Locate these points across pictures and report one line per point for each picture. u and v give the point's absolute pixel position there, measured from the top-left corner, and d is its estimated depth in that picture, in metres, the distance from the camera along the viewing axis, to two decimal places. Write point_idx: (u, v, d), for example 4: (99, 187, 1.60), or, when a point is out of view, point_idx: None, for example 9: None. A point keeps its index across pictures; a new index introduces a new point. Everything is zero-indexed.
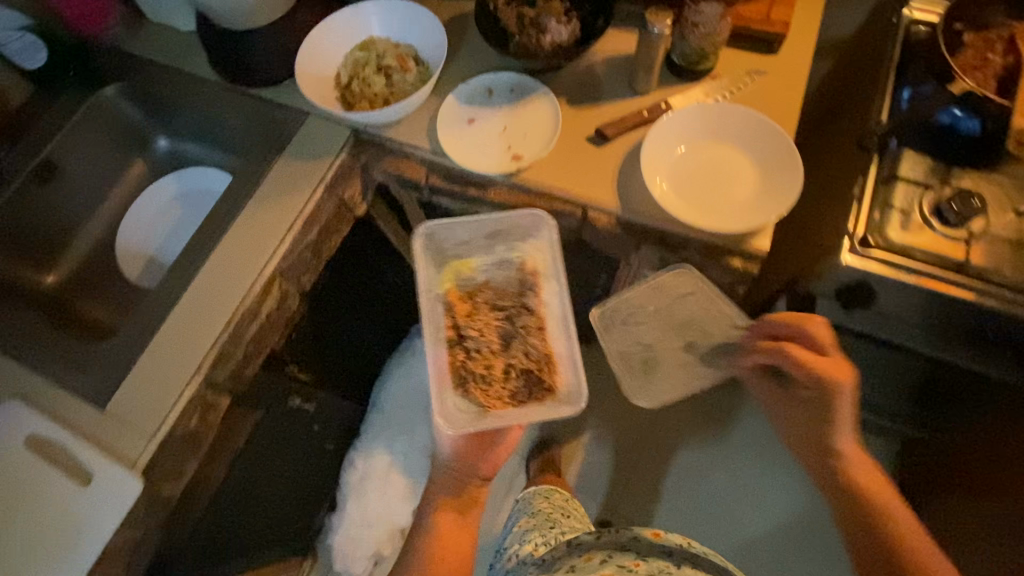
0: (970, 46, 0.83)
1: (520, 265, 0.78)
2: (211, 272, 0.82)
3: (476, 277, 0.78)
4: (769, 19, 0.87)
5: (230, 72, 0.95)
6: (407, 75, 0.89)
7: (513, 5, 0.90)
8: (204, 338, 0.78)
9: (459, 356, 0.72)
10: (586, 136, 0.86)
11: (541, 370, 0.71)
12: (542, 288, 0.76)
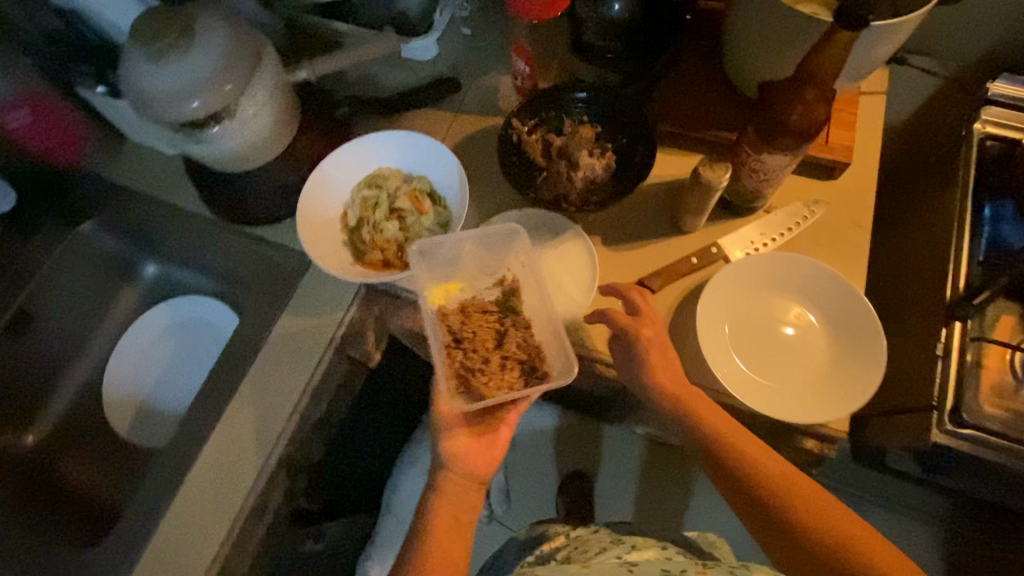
0: None
1: (503, 280, 0.74)
2: (210, 464, 0.73)
3: (465, 296, 0.74)
4: (828, 145, 0.78)
5: (222, 211, 0.84)
6: (423, 218, 0.79)
7: (537, 134, 0.80)
8: (205, 547, 0.69)
9: (456, 364, 0.68)
10: (626, 285, 0.76)
11: (534, 360, 0.69)
12: (523, 292, 0.73)
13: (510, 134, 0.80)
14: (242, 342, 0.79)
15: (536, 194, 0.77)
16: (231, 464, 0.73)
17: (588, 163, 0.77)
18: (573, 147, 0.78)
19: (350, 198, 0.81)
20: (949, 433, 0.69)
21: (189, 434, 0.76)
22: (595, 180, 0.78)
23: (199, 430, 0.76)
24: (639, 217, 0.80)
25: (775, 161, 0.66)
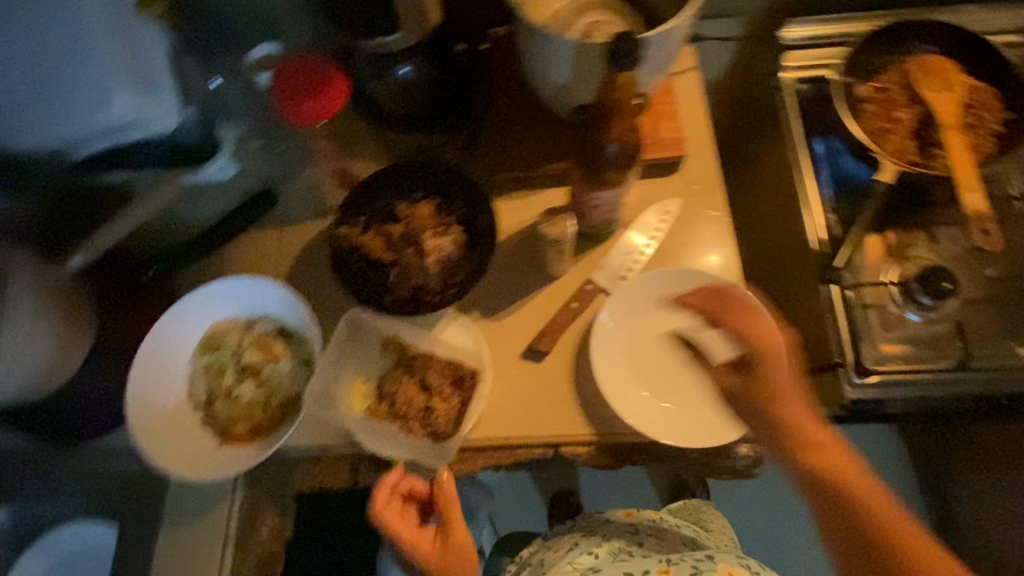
0: (872, 102, 0.75)
1: (380, 342, 0.70)
2: None
3: (366, 380, 0.69)
4: (659, 142, 0.77)
5: (47, 443, 0.71)
6: (281, 365, 0.70)
7: (372, 228, 0.73)
8: None
9: (416, 430, 0.66)
10: (519, 356, 0.71)
11: (453, 364, 0.68)
12: (402, 333, 0.70)
13: (342, 243, 0.71)
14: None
15: (393, 297, 0.69)
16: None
17: (435, 244, 0.72)
18: (415, 233, 0.72)
19: (190, 372, 0.70)
20: (862, 383, 0.70)
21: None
22: (448, 258, 0.71)
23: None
24: (509, 276, 0.75)
25: (608, 196, 0.66)
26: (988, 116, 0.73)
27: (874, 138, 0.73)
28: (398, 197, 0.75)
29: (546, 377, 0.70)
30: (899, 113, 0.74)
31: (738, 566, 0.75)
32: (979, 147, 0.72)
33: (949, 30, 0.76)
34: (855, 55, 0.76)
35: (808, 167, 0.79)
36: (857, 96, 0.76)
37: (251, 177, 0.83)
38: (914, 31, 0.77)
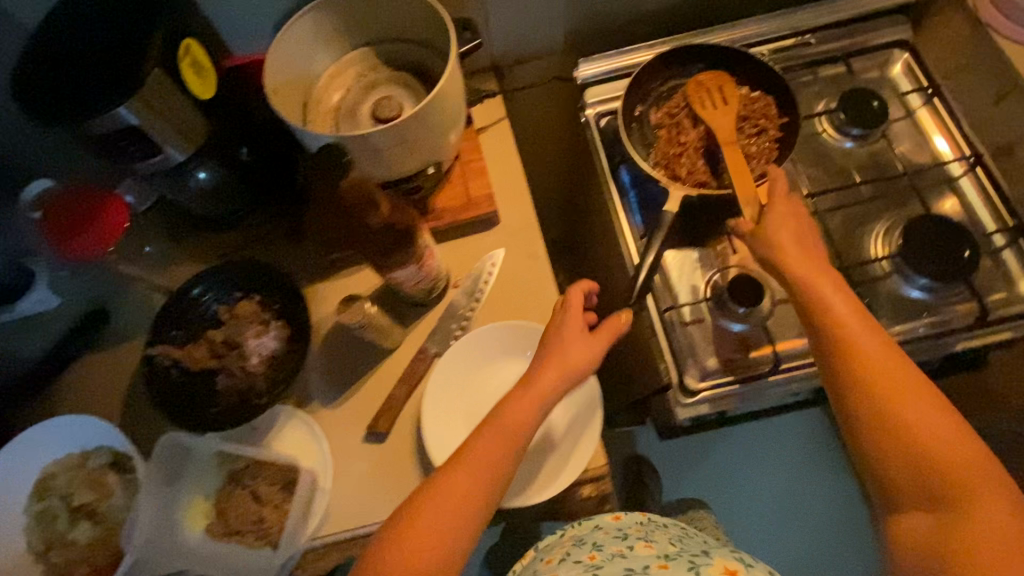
0: (660, 127, 0.79)
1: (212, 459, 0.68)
2: None
3: (202, 499, 0.67)
4: (472, 201, 0.79)
5: None
6: (114, 498, 0.69)
7: (191, 339, 0.72)
8: None
9: (254, 542, 0.65)
10: (361, 440, 0.71)
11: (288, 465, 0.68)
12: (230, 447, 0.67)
13: (158, 362, 0.69)
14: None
15: (220, 407, 0.69)
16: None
17: (257, 343, 0.72)
18: (237, 335, 0.72)
19: (26, 522, 0.68)
20: (691, 401, 0.72)
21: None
22: (273, 355, 0.71)
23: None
24: (344, 359, 0.74)
25: (406, 273, 0.65)
26: (768, 123, 0.76)
27: (664, 163, 0.77)
28: (218, 302, 0.74)
29: (387, 455, 0.70)
30: (685, 135, 0.77)
31: (735, 560, 0.61)
32: (764, 153, 0.75)
33: (718, 49, 0.80)
34: (637, 86, 0.80)
35: (618, 197, 0.81)
36: (645, 128, 0.79)
37: (77, 302, 0.81)
38: (690, 53, 0.80)
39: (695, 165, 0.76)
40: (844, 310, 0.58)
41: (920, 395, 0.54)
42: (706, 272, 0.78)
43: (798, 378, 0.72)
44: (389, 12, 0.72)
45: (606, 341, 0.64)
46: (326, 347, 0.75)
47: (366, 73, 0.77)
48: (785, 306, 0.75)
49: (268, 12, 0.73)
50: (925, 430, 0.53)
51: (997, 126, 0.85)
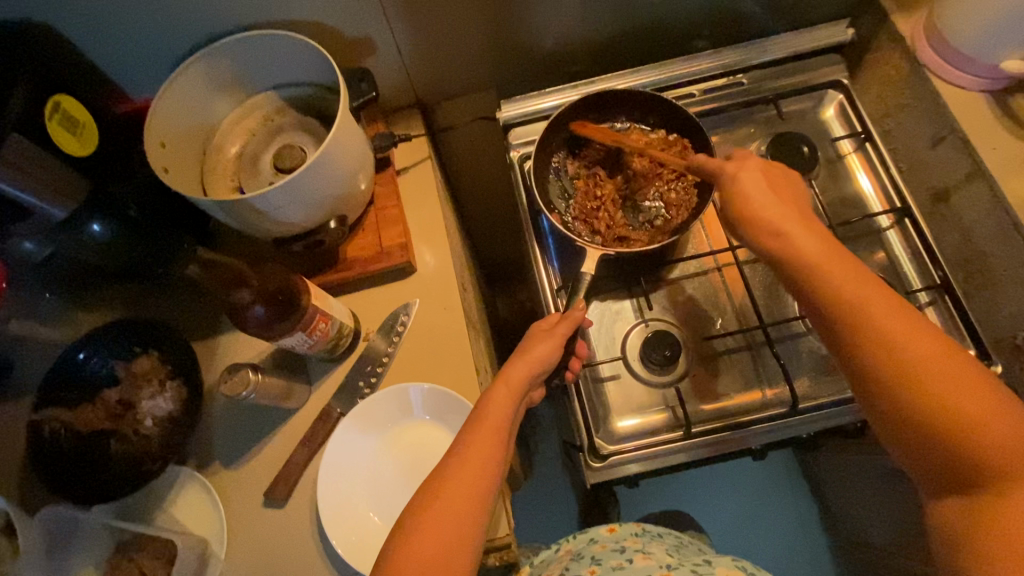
0: (578, 178, 0.77)
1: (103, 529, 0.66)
2: None
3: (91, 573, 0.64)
4: (384, 251, 0.75)
5: None
6: None
7: (84, 400, 0.70)
8: None
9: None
10: (259, 505, 0.68)
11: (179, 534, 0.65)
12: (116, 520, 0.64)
13: (43, 431, 0.66)
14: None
15: (110, 474, 0.66)
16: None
17: (152, 404, 0.70)
18: (132, 396, 0.70)
19: None
20: (602, 464, 0.69)
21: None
22: (169, 417, 0.69)
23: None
24: (248, 418, 0.72)
25: (295, 339, 0.62)
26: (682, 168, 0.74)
27: (580, 216, 0.76)
28: (113, 360, 0.71)
29: (285, 521, 0.67)
30: (603, 186, 0.76)
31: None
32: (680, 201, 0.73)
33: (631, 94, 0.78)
34: (552, 134, 0.78)
35: (538, 244, 0.79)
36: (564, 185, 0.78)
37: None
38: (602, 101, 0.78)
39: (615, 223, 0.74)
40: (805, 237, 0.53)
41: (861, 286, 0.49)
42: (627, 324, 0.76)
43: (711, 443, 0.69)
44: (286, 59, 0.69)
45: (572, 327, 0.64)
46: (229, 404, 0.72)
47: (271, 119, 0.74)
48: (700, 365, 0.73)
49: (161, 58, 0.71)
50: (898, 325, 0.47)
51: (926, 172, 0.84)
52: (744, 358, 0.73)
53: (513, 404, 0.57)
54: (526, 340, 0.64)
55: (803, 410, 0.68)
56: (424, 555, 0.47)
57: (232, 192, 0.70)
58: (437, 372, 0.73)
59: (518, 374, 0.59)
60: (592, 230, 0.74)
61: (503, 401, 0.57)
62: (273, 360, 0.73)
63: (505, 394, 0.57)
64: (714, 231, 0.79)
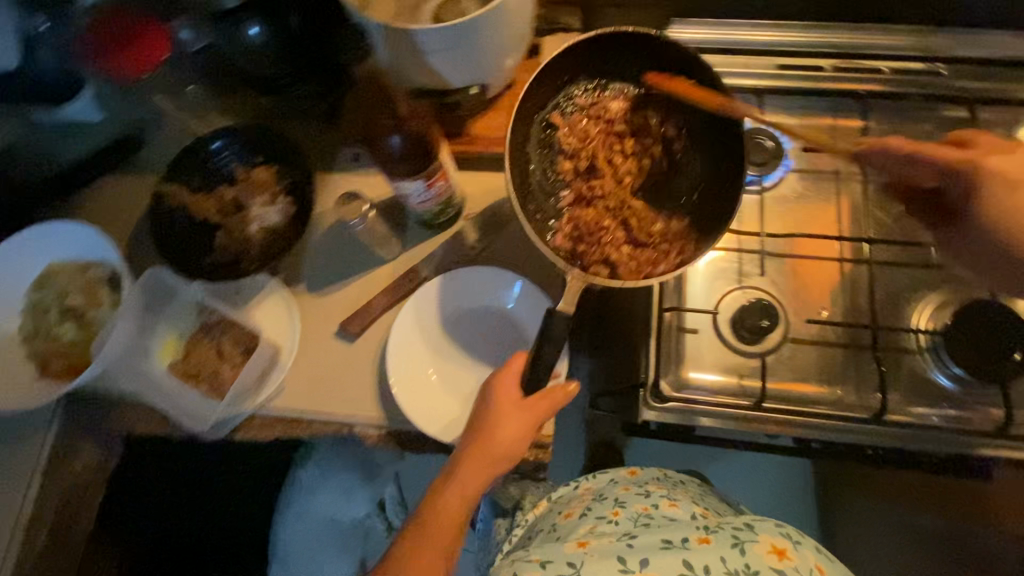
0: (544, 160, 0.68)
1: (195, 308, 0.72)
2: None
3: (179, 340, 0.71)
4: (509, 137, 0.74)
5: None
6: (101, 310, 0.73)
7: (204, 190, 0.73)
8: None
9: (205, 391, 0.68)
10: (331, 335, 0.72)
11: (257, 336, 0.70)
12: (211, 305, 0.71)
13: (166, 205, 0.71)
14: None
15: (213, 260, 0.71)
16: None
17: (261, 212, 0.72)
18: (245, 199, 0.73)
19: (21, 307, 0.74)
20: (659, 406, 0.68)
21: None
22: (273, 228, 0.72)
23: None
24: (338, 255, 0.75)
25: (413, 189, 0.63)
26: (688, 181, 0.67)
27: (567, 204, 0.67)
28: (236, 161, 0.75)
29: (351, 357, 0.71)
30: (596, 182, 0.67)
31: (781, 537, 0.65)
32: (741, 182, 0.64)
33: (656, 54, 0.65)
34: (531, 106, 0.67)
35: None
36: (547, 175, 0.67)
37: (121, 124, 0.83)
38: (632, 48, 0.65)
39: (587, 241, 0.65)
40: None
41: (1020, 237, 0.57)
42: (726, 283, 0.73)
43: (778, 422, 0.66)
44: None
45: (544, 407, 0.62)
46: (326, 237, 0.75)
47: None
48: (790, 346, 0.70)
49: None
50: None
51: None
52: (837, 354, 0.69)
53: (488, 469, 0.60)
54: (490, 398, 0.62)
55: (886, 422, 0.65)
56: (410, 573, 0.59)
57: (392, 19, 0.70)
58: (528, 271, 0.73)
59: (482, 429, 0.61)
60: (634, 219, 0.66)
61: (477, 467, 0.60)
62: (377, 207, 0.75)
63: (484, 458, 0.60)
64: (849, 220, 0.74)
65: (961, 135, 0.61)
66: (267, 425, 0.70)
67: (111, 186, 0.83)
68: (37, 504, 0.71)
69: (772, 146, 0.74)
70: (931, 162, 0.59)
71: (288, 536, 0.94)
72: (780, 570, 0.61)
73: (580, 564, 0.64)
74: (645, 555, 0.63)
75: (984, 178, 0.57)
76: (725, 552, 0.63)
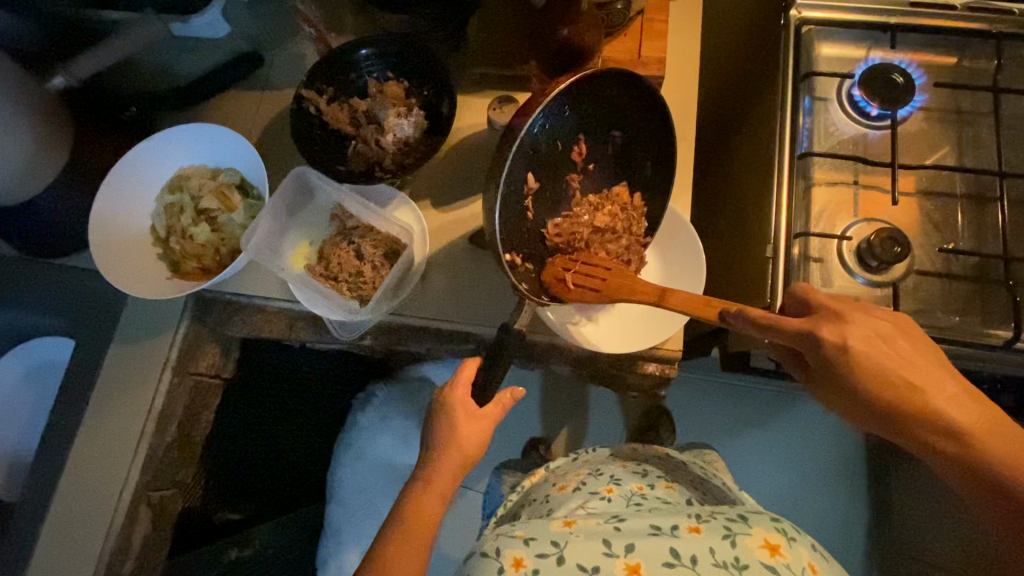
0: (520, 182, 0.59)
1: (332, 213, 0.73)
2: (70, 489, 0.72)
3: (314, 242, 0.72)
4: (641, 60, 0.74)
5: (36, 247, 0.75)
6: (234, 214, 0.73)
7: (337, 100, 0.73)
8: (82, 562, 0.69)
9: (344, 291, 0.69)
10: (460, 247, 0.73)
11: (394, 242, 0.71)
12: (351, 210, 0.72)
13: (305, 108, 0.72)
14: (70, 399, 0.73)
15: (347, 167, 0.71)
16: (80, 527, 0.71)
17: (396, 123, 0.71)
18: (378, 110, 0.72)
19: (153, 206, 0.74)
20: None
21: (26, 519, 0.71)
22: (407, 140, 0.72)
23: (37, 504, 0.71)
24: (464, 172, 0.76)
25: None
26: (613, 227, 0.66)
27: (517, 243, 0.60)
28: (372, 74, 0.75)
29: (478, 269, 0.72)
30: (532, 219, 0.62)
31: (775, 532, 0.60)
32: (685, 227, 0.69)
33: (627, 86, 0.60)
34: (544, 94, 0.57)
35: (794, 110, 0.75)
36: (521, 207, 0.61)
37: (242, 41, 0.82)
38: (581, 92, 0.60)
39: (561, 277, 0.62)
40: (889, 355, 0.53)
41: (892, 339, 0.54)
42: (849, 216, 0.73)
43: None
44: None
45: (497, 405, 0.65)
46: (452, 154, 0.76)
47: None
48: (916, 277, 0.70)
49: None
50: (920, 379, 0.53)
51: None
52: (962, 286, 0.70)
53: (456, 465, 0.63)
54: (444, 401, 0.64)
55: (1013, 353, 0.66)
56: (399, 554, 0.60)
57: None
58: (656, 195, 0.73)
59: (452, 438, 0.63)
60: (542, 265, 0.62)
61: (450, 461, 0.63)
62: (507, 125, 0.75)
63: (454, 455, 0.63)
64: (974, 159, 0.74)
65: (794, 299, 0.59)
66: (395, 331, 0.72)
67: (229, 102, 0.82)
68: (167, 397, 0.74)
69: (905, 81, 0.73)
70: (780, 332, 0.52)
71: (344, 472, 1.04)
72: (773, 567, 0.56)
73: (564, 544, 0.60)
74: (630, 540, 0.59)
75: (837, 336, 0.53)
76: (715, 543, 0.58)
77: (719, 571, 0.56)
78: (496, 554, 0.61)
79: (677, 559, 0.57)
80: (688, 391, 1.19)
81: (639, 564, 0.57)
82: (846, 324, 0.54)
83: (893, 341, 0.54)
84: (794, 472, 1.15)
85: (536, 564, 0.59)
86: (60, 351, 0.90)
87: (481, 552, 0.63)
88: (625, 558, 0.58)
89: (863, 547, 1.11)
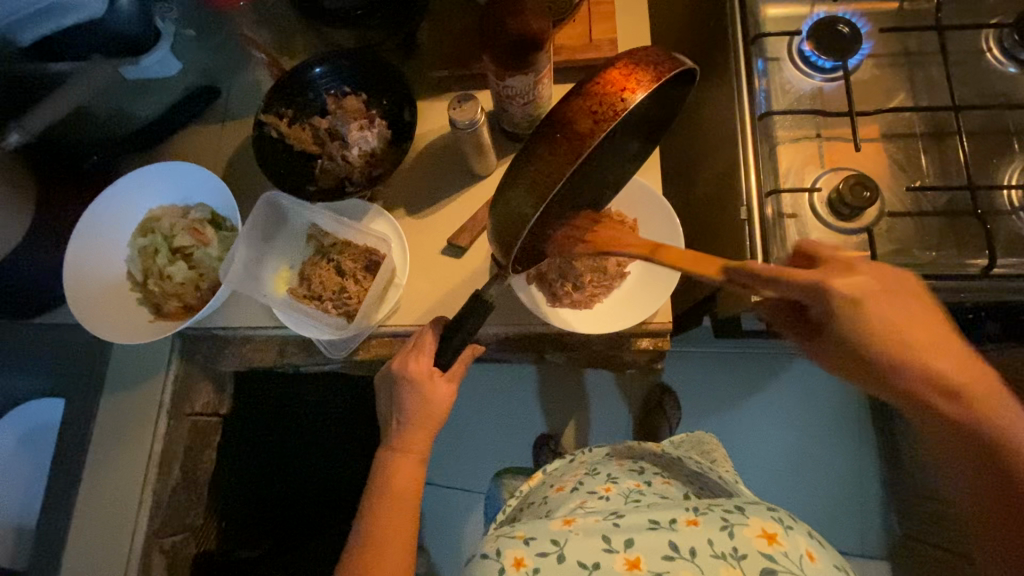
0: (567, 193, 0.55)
1: (309, 234, 0.73)
2: (76, 546, 0.71)
3: (295, 265, 0.72)
4: (594, 43, 0.75)
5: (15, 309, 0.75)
6: (210, 248, 0.72)
7: (299, 120, 0.73)
8: None
9: (332, 309, 0.69)
10: (440, 251, 0.73)
11: (372, 254, 0.71)
12: (327, 228, 0.72)
13: (266, 133, 0.71)
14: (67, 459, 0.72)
15: (317, 186, 0.71)
16: None
17: (360, 137, 0.72)
18: (340, 126, 0.72)
19: (125, 251, 0.74)
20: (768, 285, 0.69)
21: None
22: (374, 151, 0.72)
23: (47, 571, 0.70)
24: (434, 177, 0.76)
25: (519, 87, 0.64)
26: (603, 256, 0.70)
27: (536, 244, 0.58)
28: (329, 89, 0.74)
29: (458, 270, 0.72)
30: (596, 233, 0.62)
31: (771, 520, 0.59)
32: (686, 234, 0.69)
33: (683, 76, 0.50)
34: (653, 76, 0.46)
35: (749, 73, 0.76)
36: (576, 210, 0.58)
37: (197, 74, 0.82)
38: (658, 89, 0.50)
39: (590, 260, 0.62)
40: (904, 310, 0.55)
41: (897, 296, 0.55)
42: (817, 167, 0.74)
43: None
44: None
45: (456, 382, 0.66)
46: (421, 160, 0.77)
47: None
48: (887, 219, 0.72)
49: None
50: (919, 335, 0.54)
51: None
52: (934, 223, 0.71)
53: None
54: (412, 403, 0.63)
55: (990, 279, 0.67)
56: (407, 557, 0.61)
57: None
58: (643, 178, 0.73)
59: None
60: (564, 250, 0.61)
61: None
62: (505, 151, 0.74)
63: None
64: (928, 99, 0.76)
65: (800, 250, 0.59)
66: (382, 342, 0.72)
67: (190, 139, 0.81)
68: (165, 441, 0.74)
69: (850, 32, 0.75)
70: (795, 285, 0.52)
71: None
72: (771, 557, 0.55)
73: (564, 542, 0.60)
74: (629, 535, 0.60)
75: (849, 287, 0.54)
76: (712, 535, 0.58)
77: (718, 563, 0.56)
78: (496, 555, 0.61)
79: (675, 552, 0.57)
80: (687, 366, 1.20)
81: (639, 558, 0.58)
82: (857, 274, 0.55)
83: (900, 297, 0.55)
84: (799, 433, 1.16)
85: (536, 563, 0.59)
86: (53, 413, 0.89)
87: (480, 554, 0.63)
88: (624, 554, 0.58)
89: (876, 497, 1.12)
